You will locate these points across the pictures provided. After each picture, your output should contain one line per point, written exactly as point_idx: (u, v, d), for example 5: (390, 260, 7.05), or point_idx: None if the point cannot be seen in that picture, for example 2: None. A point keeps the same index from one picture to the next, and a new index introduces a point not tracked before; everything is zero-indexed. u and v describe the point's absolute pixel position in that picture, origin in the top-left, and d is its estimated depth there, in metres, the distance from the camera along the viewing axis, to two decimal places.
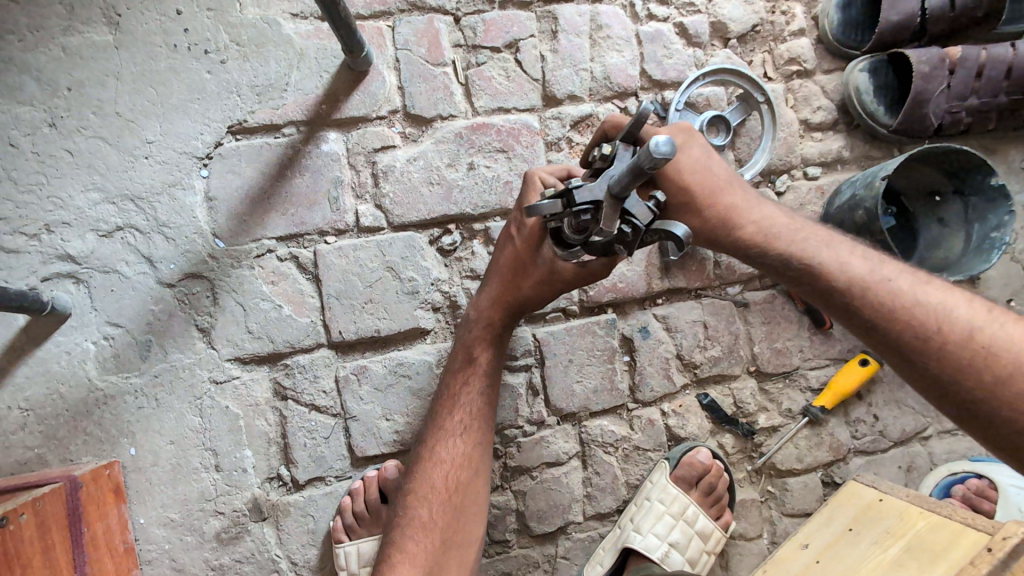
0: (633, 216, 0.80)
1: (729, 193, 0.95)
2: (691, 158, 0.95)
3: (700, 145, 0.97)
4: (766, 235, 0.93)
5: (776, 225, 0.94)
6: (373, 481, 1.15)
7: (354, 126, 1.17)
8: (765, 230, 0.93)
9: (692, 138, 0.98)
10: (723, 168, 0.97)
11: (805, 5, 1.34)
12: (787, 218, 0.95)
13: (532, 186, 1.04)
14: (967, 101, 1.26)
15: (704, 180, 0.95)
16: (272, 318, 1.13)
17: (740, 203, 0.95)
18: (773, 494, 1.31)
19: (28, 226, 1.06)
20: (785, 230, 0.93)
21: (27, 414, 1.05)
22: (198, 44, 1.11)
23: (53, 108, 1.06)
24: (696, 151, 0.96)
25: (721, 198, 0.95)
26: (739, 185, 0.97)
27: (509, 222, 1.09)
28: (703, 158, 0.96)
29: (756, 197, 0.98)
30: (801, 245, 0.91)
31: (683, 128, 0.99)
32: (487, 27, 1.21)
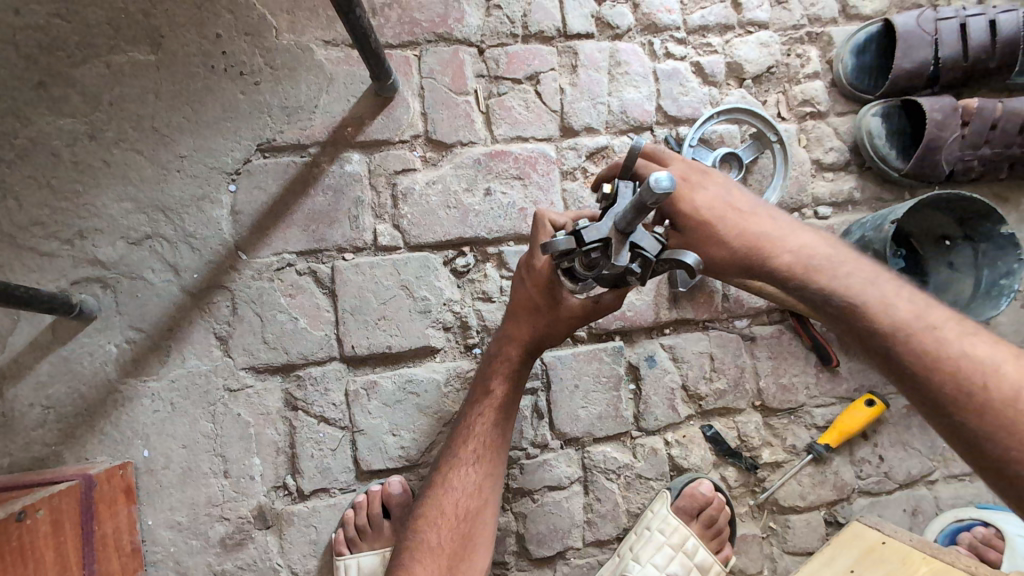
0: (642, 248, 0.82)
1: (756, 225, 0.94)
2: (708, 197, 0.95)
3: (717, 184, 0.97)
4: (800, 266, 0.90)
5: (813, 255, 0.91)
6: (377, 496, 1.17)
7: (377, 148, 1.22)
8: (800, 261, 0.91)
9: (708, 178, 0.97)
10: (744, 201, 0.96)
11: (820, 49, 1.37)
12: (823, 244, 0.92)
13: (542, 225, 1.05)
14: (980, 151, 1.28)
15: (725, 214, 0.94)
16: (287, 330, 1.17)
17: (770, 234, 0.93)
18: (775, 531, 1.30)
19: (63, 232, 1.11)
20: (822, 261, 0.90)
21: (48, 411, 1.09)
22: (234, 66, 1.17)
23: (95, 121, 1.12)
24: (714, 189, 0.96)
25: (748, 231, 0.93)
26: (765, 214, 0.95)
27: (520, 261, 1.09)
28: (723, 196, 0.96)
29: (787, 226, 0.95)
30: (837, 282, 0.88)
31: (698, 169, 0.99)
32: (509, 60, 1.26)
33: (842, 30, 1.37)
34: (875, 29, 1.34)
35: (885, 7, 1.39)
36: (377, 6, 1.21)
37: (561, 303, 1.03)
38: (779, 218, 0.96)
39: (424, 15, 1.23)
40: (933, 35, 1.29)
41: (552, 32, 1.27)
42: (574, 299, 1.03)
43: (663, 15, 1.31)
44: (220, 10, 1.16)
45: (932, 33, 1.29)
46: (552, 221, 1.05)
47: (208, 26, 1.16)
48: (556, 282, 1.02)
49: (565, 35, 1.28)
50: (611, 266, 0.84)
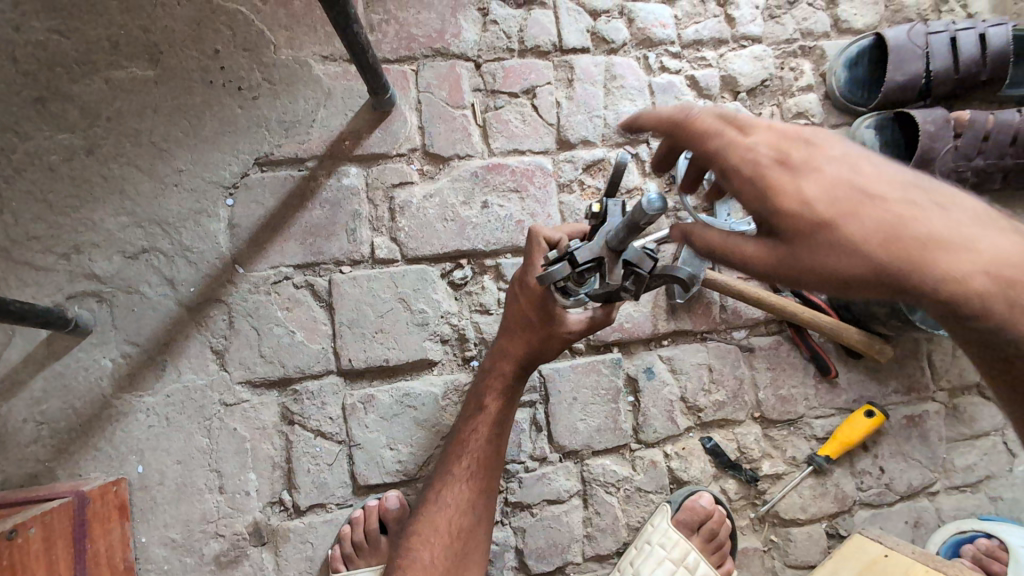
0: (635, 265, 0.82)
1: (908, 217, 0.60)
2: (823, 180, 0.64)
3: (833, 157, 0.65)
4: (988, 280, 0.58)
5: (1003, 258, 0.58)
6: (373, 511, 1.15)
7: (374, 162, 1.22)
8: (987, 270, 0.58)
9: (816, 149, 0.66)
10: (880, 178, 0.63)
11: (814, 62, 1.38)
12: (1005, 234, 0.60)
13: (537, 241, 1.05)
14: (973, 162, 1.29)
15: (854, 205, 0.62)
16: (284, 343, 1.16)
17: (932, 227, 0.60)
18: (776, 544, 1.29)
19: (59, 246, 1.11)
20: (1004, 268, 0.58)
21: (41, 427, 1.08)
22: (232, 82, 1.17)
23: (92, 136, 1.12)
24: (831, 167, 0.64)
25: (898, 227, 0.60)
26: (915, 195, 0.62)
27: (514, 278, 1.10)
28: (847, 176, 0.64)
29: (952, 212, 0.61)
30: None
31: (796, 135, 0.67)
32: (506, 74, 1.27)
33: (834, 44, 1.38)
34: (866, 43, 1.35)
35: (877, 21, 1.40)
36: (374, 22, 1.22)
37: (555, 319, 1.04)
38: (935, 197, 0.62)
39: (421, 30, 1.24)
40: (924, 48, 1.31)
41: (548, 46, 1.29)
42: (567, 314, 1.04)
43: (658, 30, 1.32)
44: (219, 26, 1.17)
45: (923, 46, 1.30)
46: (546, 237, 1.06)
47: (207, 42, 1.17)
48: (548, 299, 1.02)
49: (560, 50, 1.29)
50: (605, 284, 0.84)
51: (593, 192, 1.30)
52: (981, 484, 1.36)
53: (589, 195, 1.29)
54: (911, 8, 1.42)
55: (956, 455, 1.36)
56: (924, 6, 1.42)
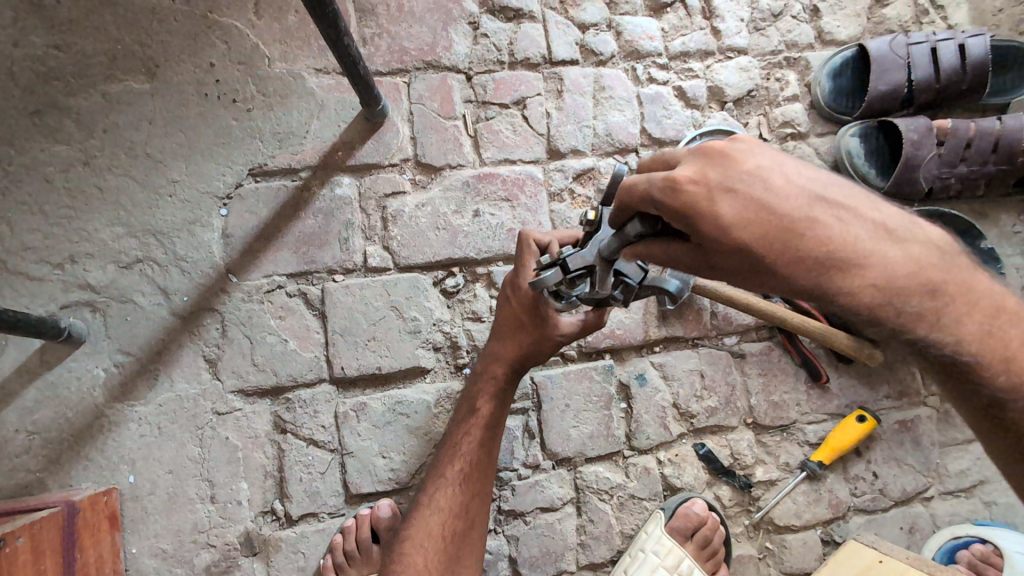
0: (625, 275, 0.83)
1: (822, 235, 0.60)
2: (739, 200, 0.62)
3: (750, 172, 0.62)
4: (894, 296, 0.60)
5: (911, 270, 0.60)
6: (365, 519, 1.15)
7: (367, 172, 1.24)
8: (893, 285, 0.60)
9: (735, 163, 0.63)
10: (796, 194, 0.61)
11: (799, 73, 1.41)
12: (915, 245, 0.62)
13: (526, 245, 1.07)
14: (957, 169, 1.31)
15: (768, 225, 0.61)
16: (276, 352, 1.17)
17: (844, 244, 0.60)
18: (771, 551, 1.28)
19: (54, 256, 1.11)
20: (899, 271, 0.60)
21: (32, 437, 1.07)
22: (227, 94, 1.19)
23: (89, 148, 1.14)
24: (749, 182, 0.62)
25: (810, 249, 0.60)
26: (829, 208, 0.61)
27: (506, 280, 1.11)
28: (763, 193, 0.61)
29: (864, 225, 0.61)
30: (943, 313, 0.61)
31: (715, 148, 0.64)
32: (496, 86, 1.29)
33: (818, 55, 1.41)
34: (851, 53, 1.38)
35: (860, 32, 1.44)
36: (367, 35, 1.25)
37: (547, 321, 1.04)
38: (850, 208, 0.62)
39: (413, 43, 1.27)
40: (905, 58, 1.34)
41: (538, 59, 1.31)
42: (559, 317, 1.04)
43: (645, 43, 1.35)
44: (214, 40, 1.19)
45: (904, 57, 1.34)
46: (536, 240, 1.07)
47: (202, 56, 1.19)
48: (540, 302, 1.03)
49: (550, 62, 1.32)
50: (596, 292, 0.85)
51: (584, 201, 1.31)
52: (975, 489, 1.36)
53: (580, 203, 1.31)
54: (892, 19, 1.45)
55: (949, 460, 1.36)
56: (906, 17, 1.45)
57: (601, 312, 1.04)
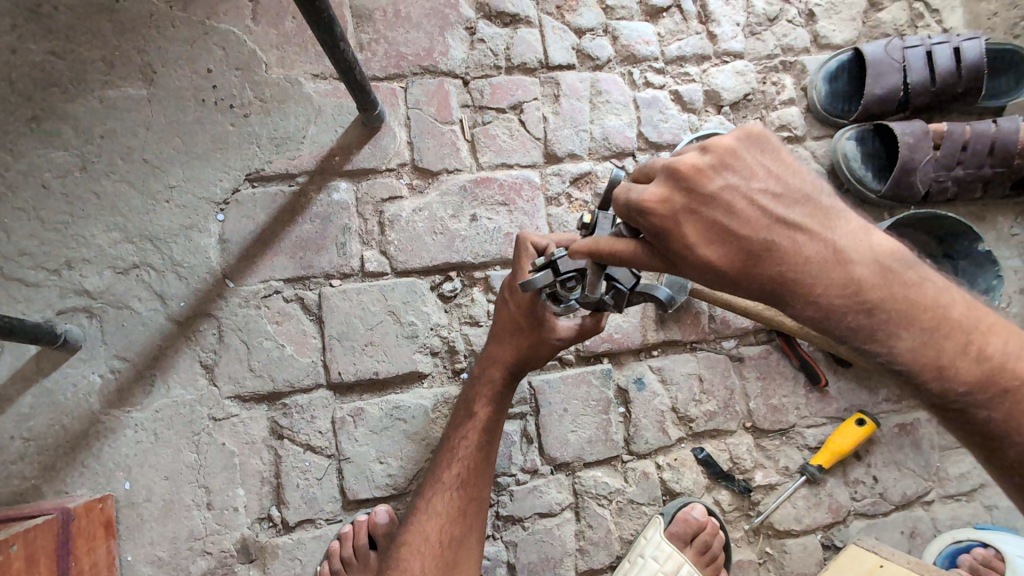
0: (617, 280, 0.83)
1: (775, 256, 0.65)
2: (704, 224, 0.66)
3: (716, 195, 0.66)
4: (831, 312, 0.65)
5: (849, 289, 0.64)
6: (363, 525, 1.14)
7: (364, 177, 1.24)
8: (830, 302, 0.64)
9: (702, 186, 0.66)
10: (758, 215, 0.65)
11: (794, 77, 1.41)
12: (860, 264, 0.65)
13: (524, 247, 1.06)
14: (954, 172, 1.31)
15: (728, 246, 0.66)
16: (273, 358, 1.16)
17: (795, 263, 0.65)
18: (772, 556, 1.27)
19: (50, 262, 1.11)
20: (841, 288, 0.64)
21: (28, 444, 1.07)
22: (224, 100, 1.20)
23: (85, 154, 1.14)
24: (713, 207, 0.66)
25: (764, 269, 0.65)
26: (785, 229, 0.65)
27: (504, 283, 1.11)
28: (725, 216, 0.65)
29: (816, 243, 0.65)
30: (880, 329, 0.64)
31: (687, 168, 0.66)
32: (493, 90, 1.30)
33: (814, 59, 1.42)
34: (846, 57, 1.39)
35: (855, 37, 1.44)
36: (364, 41, 1.25)
37: (544, 325, 1.05)
38: (806, 228, 0.65)
39: (410, 49, 1.27)
40: (901, 62, 1.34)
41: (534, 63, 1.32)
42: (557, 321, 1.06)
43: (642, 47, 1.36)
44: (211, 46, 1.20)
45: (900, 60, 1.34)
46: (534, 243, 1.08)
47: (199, 61, 1.19)
48: (538, 305, 1.03)
49: (547, 67, 1.32)
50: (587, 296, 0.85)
51: (581, 205, 1.31)
52: (975, 493, 1.36)
53: (577, 208, 1.31)
54: (887, 23, 1.45)
55: (949, 463, 1.35)
56: (900, 21, 1.46)
57: (598, 318, 1.04)
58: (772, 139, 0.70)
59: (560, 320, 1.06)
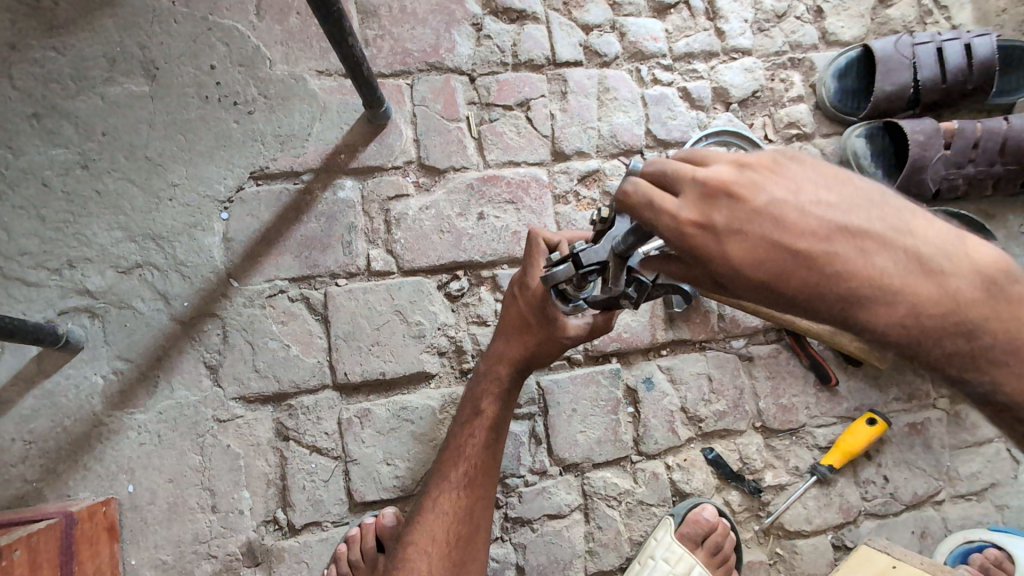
0: (639, 273, 0.80)
1: (843, 271, 0.58)
2: (753, 241, 0.60)
3: (760, 210, 0.60)
4: (923, 334, 0.58)
5: (946, 307, 0.58)
6: (370, 528, 1.12)
7: (369, 175, 1.22)
8: (920, 323, 0.57)
9: (742, 200, 0.60)
10: (815, 225, 0.59)
11: (803, 74, 1.40)
12: (955, 276, 0.58)
13: (535, 242, 1.05)
14: (965, 170, 1.30)
15: (785, 264, 0.59)
16: (278, 358, 1.15)
17: (871, 280, 0.57)
18: (782, 557, 1.26)
19: (52, 262, 1.09)
20: (930, 304, 0.57)
21: (29, 446, 1.05)
22: (228, 96, 1.18)
23: (87, 151, 1.12)
24: (759, 221, 0.60)
25: (831, 285, 0.58)
26: (848, 238, 0.58)
27: (514, 278, 1.10)
28: (774, 231, 0.59)
29: (893, 255, 0.58)
30: (981, 355, 0.59)
31: (721, 184, 0.61)
32: (500, 87, 1.28)
33: (822, 56, 1.41)
34: (855, 54, 1.38)
35: (864, 33, 1.43)
36: (369, 37, 1.24)
37: (554, 323, 1.03)
38: (877, 237, 0.58)
39: (416, 45, 1.25)
40: (911, 58, 1.33)
41: (541, 60, 1.30)
42: (567, 320, 1.03)
43: (650, 43, 1.34)
44: (214, 42, 1.18)
45: (910, 57, 1.33)
46: (545, 238, 1.07)
47: (202, 58, 1.17)
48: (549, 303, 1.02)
49: (554, 64, 1.31)
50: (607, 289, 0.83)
51: (589, 203, 1.30)
52: (986, 493, 1.35)
53: (585, 205, 1.30)
54: (896, 20, 1.44)
55: (960, 463, 1.34)
56: (910, 18, 1.45)
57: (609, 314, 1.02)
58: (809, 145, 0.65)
59: (572, 318, 1.03)
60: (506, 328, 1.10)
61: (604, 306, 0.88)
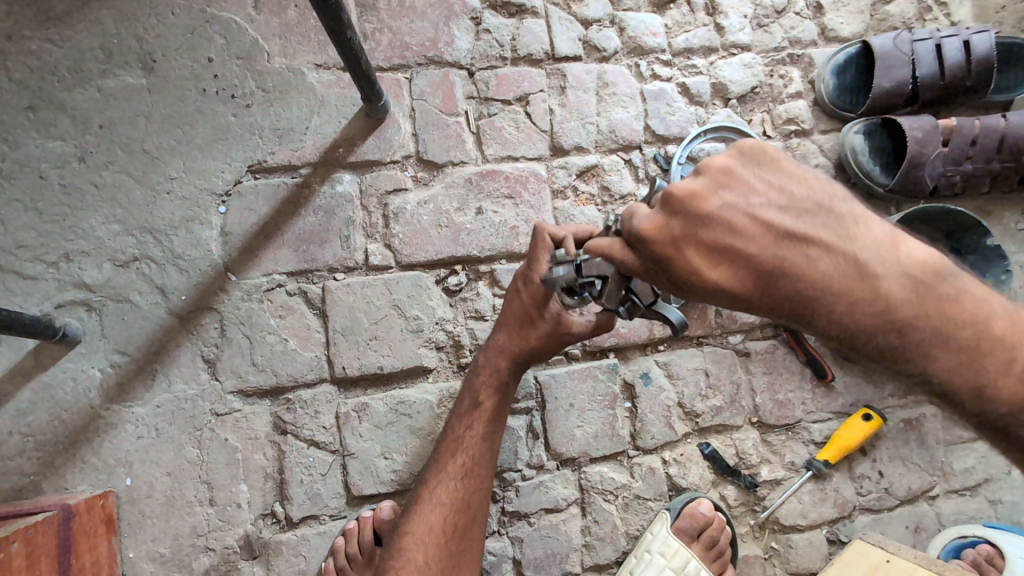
0: (634, 293, 0.84)
1: (782, 270, 0.63)
2: (707, 247, 0.65)
3: (713, 217, 0.64)
4: (857, 331, 0.63)
5: (878, 308, 0.62)
6: (367, 522, 1.12)
7: (368, 169, 1.22)
8: (854, 321, 0.62)
9: (697, 209, 0.64)
10: (761, 232, 0.63)
11: (802, 70, 1.40)
12: (886, 277, 0.62)
13: (541, 238, 1.03)
14: (962, 167, 1.31)
15: (731, 267, 0.64)
16: (277, 352, 1.15)
17: (809, 280, 0.62)
18: (777, 551, 1.27)
19: (48, 255, 1.09)
20: (864, 301, 0.62)
21: (27, 439, 1.05)
22: (226, 89, 1.17)
23: (84, 144, 1.12)
24: (711, 229, 0.64)
25: (774, 285, 0.64)
26: (791, 242, 0.63)
27: (518, 273, 1.09)
28: (726, 237, 0.64)
29: (833, 258, 0.62)
30: (909, 350, 0.64)
31: (681, 193, 0.65)
32: (499, 82, 1.28)
33: (822, 52, 1.41)
34: (854, 50, 1.38)
35: (864, 29, 1.43)
36: (368, 30, 1.23)
37: (560, 320, 1.05)
38: (817, 241, 0.62)
39: (414, 39, 1.25)
40: (910, 55, 1.33)
41: (541, 54, 1.30)
42: (573, 317, 1.05)
43: (649, 39, 1.34)
44: (212, 35, 1.17)
45: (909, 53, 1.33)
46: (551, 234, 1.04)
47: (199, 51, 1.17)
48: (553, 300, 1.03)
49: (553, 58, 1.31)
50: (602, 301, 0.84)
51: (588, 199, 1.30)
52: (979, 488, 1.36)
53: (584, 201, 1.30)
54: (896, 16, 1.44)
55: (954, 459, 1.35)
56: (909, 14, 1.45)
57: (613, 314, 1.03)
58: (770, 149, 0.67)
59: (576, 316, 1.06)
60: (507, 324, 1.09)
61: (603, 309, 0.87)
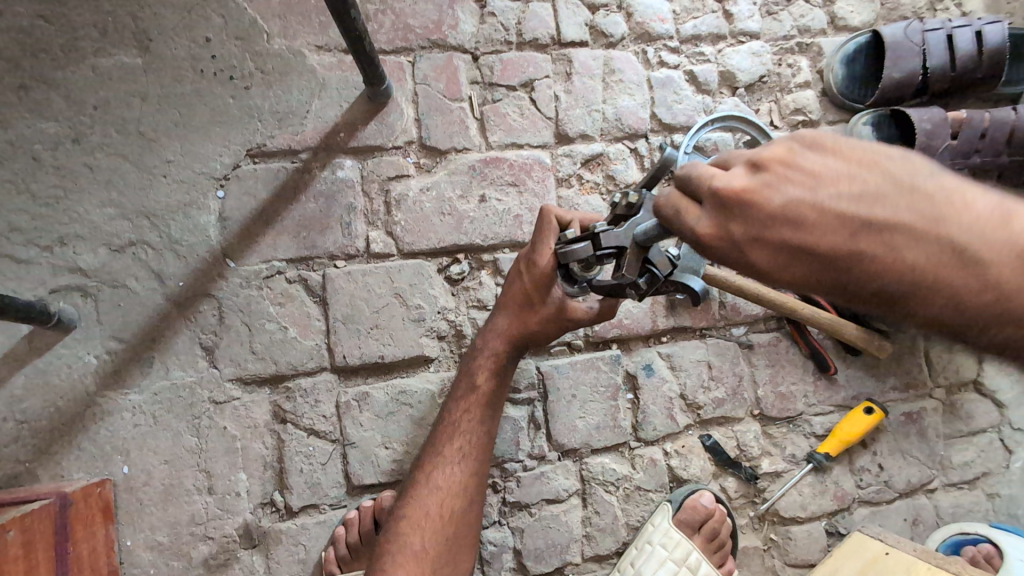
0: (653, 264, 0.82)
1: (867, 266, 0.58)
2: (771, 247, 0.61)
3: (775, 215, 0.60)
4: (965, 323, 0.58)
5: (987, 300, 0.56)
6: (367, 511, 1.12)
7: (369, 154, 1.20)
8: (960, 314, 0.57)
9: (755, 207, 0.61)
10: (832, 225, 0.58)
11: (811, 59, 1.38)
12: (994, 262, 0.55)
13: (548, 220, 1.04)
14: (970, 160, 1.30)
15: (804, 266, 0.61)
16: (276, 340, 1.13)
17: (898, 274, 0.58)
18: (776, 542, 1.27)
19: (42, 238, 1.07)
20: (967, 291, 0.56)
21: (22, 426, 1.03)
22: (224, 71, 1.14)
23: (77, 125, 1.09)
24: (774, 227, 0.61)
25: (856, 282, 0.59)
26: (870, 234, 0.58)
27: (520, 256, 1.09)
28: (790, 234, 0.60)
29: (924, 248, 0.57)
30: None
31: (733, 193, 0.62)
32: (503, 67, 1.25)
33: (831, 41, 1.38)
34: (864, 39, 1.35)
35: (874, 19, 1.41)
36: (370, 12, 1.20)
37: (560, 304, 1.05)
38: (903, 230, 0.57)
39: (417, 21, 1.22)
40: (922, 45, 1.31)
41: (546, 39, 1.27)
42: (576, 303, 1.05)
43: (656, 25, 1.32)
44: (210, 14, 1.14)
45: (920, 44, 1.31)
46: (557, 217, 1.05)
47: (197, 30, 1.14)
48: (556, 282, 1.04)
49: (559, 44, 1.28)
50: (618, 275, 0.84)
51: (593, 187, 1.28)
52: (978, 482, 1.36)
53: (588, 189, 1.28)
54: (906, 6, 1.42)
55: (954, 452, 1.36)
56: (920, 3, 1.43)
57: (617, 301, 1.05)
58: (828, 133, 0.63)
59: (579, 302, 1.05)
60: (512, 309, 1.08)
61: (614, 286, 0.87)
